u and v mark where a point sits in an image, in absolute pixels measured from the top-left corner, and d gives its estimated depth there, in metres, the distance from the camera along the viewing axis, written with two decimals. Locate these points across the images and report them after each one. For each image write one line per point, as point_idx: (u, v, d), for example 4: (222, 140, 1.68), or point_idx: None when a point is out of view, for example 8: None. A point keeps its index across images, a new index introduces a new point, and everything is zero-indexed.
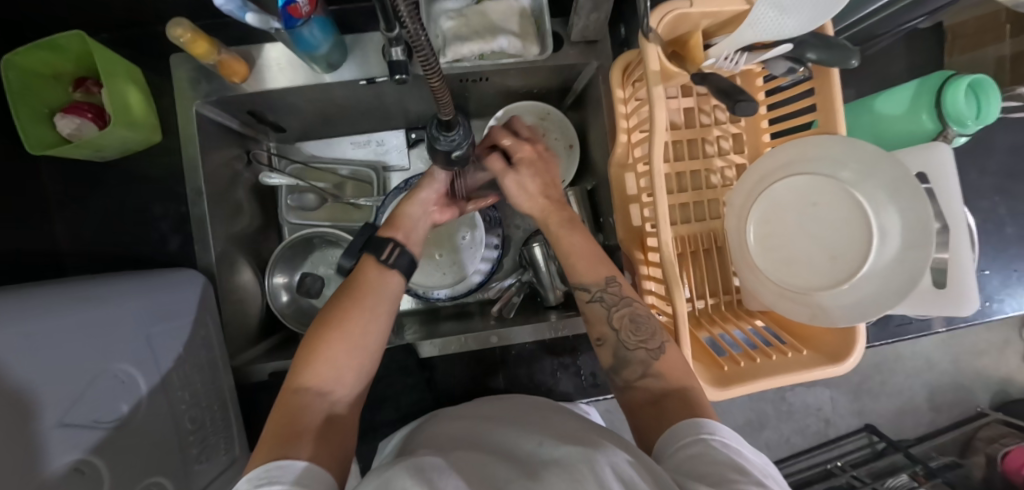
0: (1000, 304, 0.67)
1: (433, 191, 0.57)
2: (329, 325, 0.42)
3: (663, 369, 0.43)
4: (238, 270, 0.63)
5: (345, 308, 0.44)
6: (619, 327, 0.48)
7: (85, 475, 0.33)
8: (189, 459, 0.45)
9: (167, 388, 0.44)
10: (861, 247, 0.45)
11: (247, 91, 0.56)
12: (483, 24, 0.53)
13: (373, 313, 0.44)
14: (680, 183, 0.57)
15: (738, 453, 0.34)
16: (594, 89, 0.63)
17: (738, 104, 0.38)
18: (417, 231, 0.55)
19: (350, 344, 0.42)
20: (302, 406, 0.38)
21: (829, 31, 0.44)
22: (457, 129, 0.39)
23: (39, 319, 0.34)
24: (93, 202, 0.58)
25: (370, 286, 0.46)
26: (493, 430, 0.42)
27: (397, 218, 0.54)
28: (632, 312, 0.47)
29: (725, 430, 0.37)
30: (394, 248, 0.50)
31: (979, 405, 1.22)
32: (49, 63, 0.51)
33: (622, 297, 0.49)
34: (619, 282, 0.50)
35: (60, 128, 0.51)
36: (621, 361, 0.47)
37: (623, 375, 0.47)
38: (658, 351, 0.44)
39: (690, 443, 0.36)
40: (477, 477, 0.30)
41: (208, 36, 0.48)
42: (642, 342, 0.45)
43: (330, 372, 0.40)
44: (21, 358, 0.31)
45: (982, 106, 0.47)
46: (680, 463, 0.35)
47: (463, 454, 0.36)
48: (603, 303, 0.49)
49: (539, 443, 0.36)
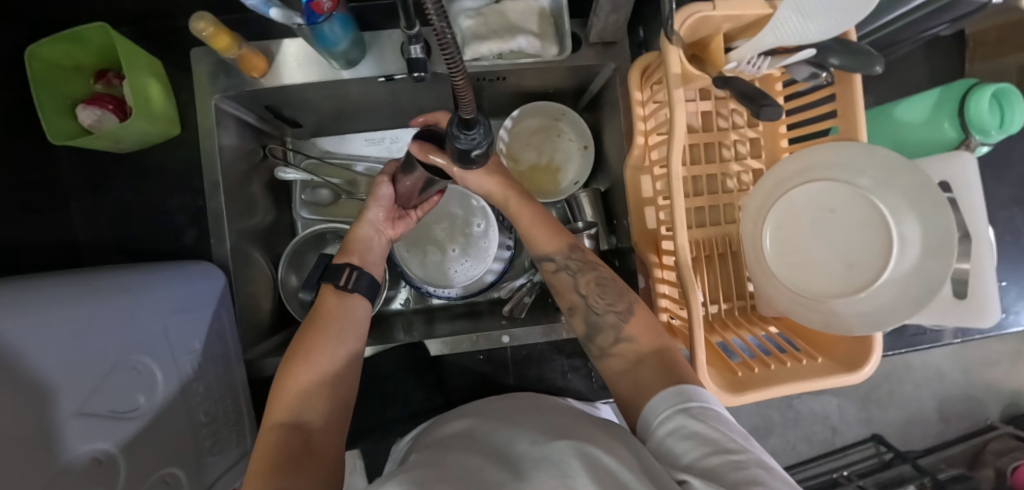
0: (1017, 316, 0.66)
1: (381, 209, 0.57)
2: (298, 355, 0.45)
3: (634, 333, 0.45)
4: (252, 264, 0.63)
5: (310, 338, 0.46)
6: (587, 292, 0.49)
7: (103, 464, 0.34)
8: (203, 451, 0.46)
9: (181, 381, 0.44)
10: (877, 255, 0.44)
11: (264, 86, 0.56)
12: (502, 24, 0.53)
13: (340, 339, 0.47)
14: (696, 187, 0.57)
15: (719, 417, 0.35)
16: (611, 91, 0.63)
17: (762, 108, 0.37)
18: (372, 251, 0.57)
19: (319, 371, 0.44)
20: (280, 436, 0.39)
21: (852, 37, 0.44)
22: (477, 128, 0.38)
23: (59, 307, 0.34)
24: (111, 193, 0.59)
25: (327, 313, 0.49)
26: (495, 428, 0.41)
27: (349, 241, 0.56)
28: (597, 277, 0.49)
29: (703, 393, 0.36)
30: (349, 271, 0.52)
31: (989, 417, 1.21)
32: (71, 55, 0.51)
33: (587, 263, 0.50)
34: (582, 249, 0.52)
35: (82, 119, 0.52)
36: (593, 326, 0.47)
37: (597, 342, 0.47)
38: (627, 312, 0.46)
39: (671, 415, 0.36)
40: (466, 479, 0.31)
41: (230, 31, 0.49)
42: (611, 304, 0.47)
43: (301, 400, 0.42)
44: (49, 344, 0.32)
45: (1006, 116, 0.47)
46: (665, 442, 0.35)
47: (458, 457, 0.35)
48: (569, 271, 0.51)
49: (531, 441, 0.36)
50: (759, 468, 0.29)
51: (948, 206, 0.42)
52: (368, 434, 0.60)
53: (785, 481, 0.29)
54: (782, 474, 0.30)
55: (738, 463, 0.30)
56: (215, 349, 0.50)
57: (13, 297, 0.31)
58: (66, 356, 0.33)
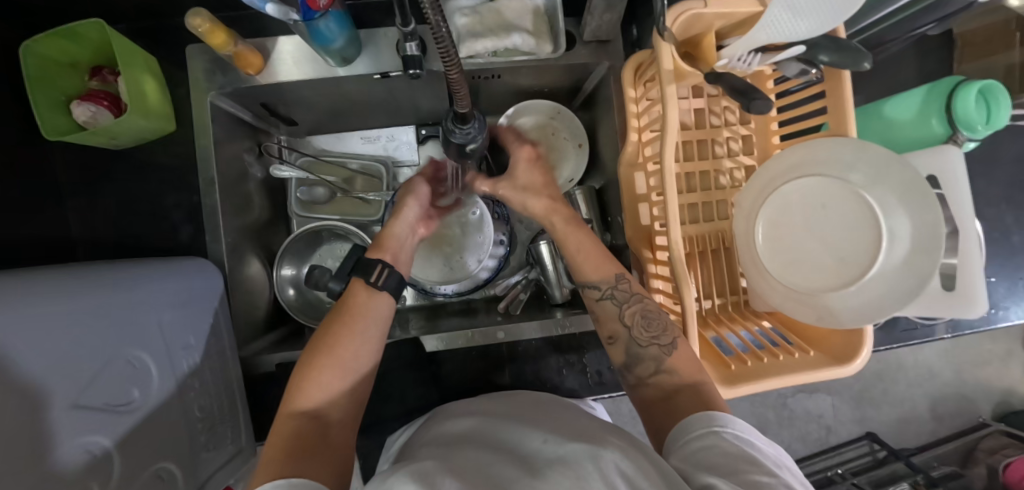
0: (1006, 311, 0.67)
1: (415, 207, 0.58)
2: (320, 349, 0.44)
3: (676, 365, 0.43)
4: (247, 262, 0.63)
5: (334, 332, 0.45)
6: (631, 323, 0.47)
7: (95, 457, 0.33)
8: (198, 447, 0.45)
9: (177, 375, 0.44)
10: (869, 251, 0.45)
11: (259, 83, 0.56)
12: (497, 22, 0.54)
13: (365, 337, 0.46)
14: (689, 183, 0.58)
15: (751, 445, 0.35)
16: (605, 89, 0.63)
17: (752, 102, 0.38)
18: (405, 250, 0.57)
19: (341, 365, 0.44)
20: (297, 427, 0.40)
21: (841, 35, 0.44)
22: (472, 122, 0.39)
23: (57, 299, 0.34)
24: (105, 189, 0.59)
25: (354, 307, 0.48)
26: (504, 426, 0.41)
27: (382, 238, 0.56)
28: (643, 309, 0.47)
29: (738, 421, 0.37)
30: (383, 269, 0.51)
31: (981, 415, 1.22)
32: (67, 51, 0.51)
33: (633, 294, 0.49)
34: (628, 278, 0.50)
35: (77, 115, 0.52)
36: (633, 358, 0.47)
37: (635, 371, 0.47)
38: (671, 347, 0.44)
39: (704, 432, 0.36)
40: (481, 477, 0.31)
41: (225, 27, 0.49)
42: (655, 338, 0.45)
43: (321, 395, 0.42)
44: (46, 334, 0.32)
45: (991, 113, 0.48)
46: (692, 455, 0.35)
47: (470, 452, 0.36)
48: (615, 300, 0.49)
49: (544, 440, 0.36)
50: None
51: (937, 200, 0.43)
52: (364, 431, 0.60)
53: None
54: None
55: (770, 487, 0.31)
56: (210, 344, 0.50)
57: (10, 288, 0.31)
58: (62, 348, 0.33)
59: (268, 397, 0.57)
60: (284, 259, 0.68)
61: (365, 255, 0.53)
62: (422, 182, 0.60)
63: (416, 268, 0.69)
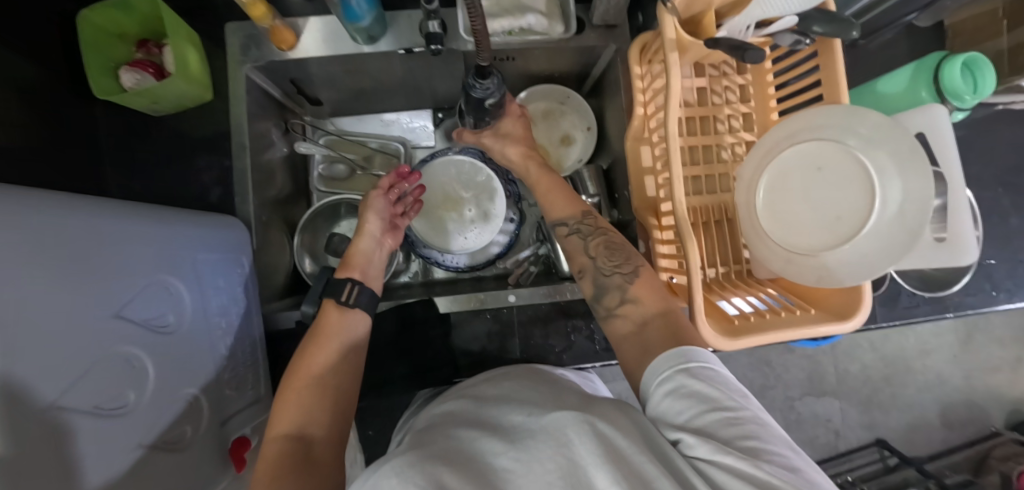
0: (1006, 293, 0.68)
1: (379, 222, 0.62)
2: (298, 373, 0.48)
3: (639, 294, 0.47)
4: (270, 227, 0.67)
5: (308, 353, 0.50)
6: (596, 255, 0.51)
7: (134, 367, 0.36)
8: (222, 383, 0.49)
9: (208, 310, 0.48)
10: (863, 207, 0.46)
11: (290, 58, 0.61)
12: (512, 4, 0.59)
13: (336, 354, 0.51)
14: (693, 157, 0.61)
15: (718, 377, 0.36)
16: (612, 72, 0.67)
17: (746, 52, 0.45)
18: (373, 264, 0.62)
19: (320, 383, 0.48)
20: (282, 447, 0.42)
21: (831, 8, 0.48)
22: (491, 78, 0.45)
23: (116, 220, 0.37)
24: (141, 152, 0.63)
25: (326, 329, 0.53)
26: (481, 404, 0.43)
27: (349, 256, 0.61)
28: (606, 241, 0.51)
29: (703, 355, 0.38)
30: (352, 287, 0.56)
31: (993, 424, 1.20)
32: (118, 22, 0.57)
33: (596, 229, 0.53)
34: (593, 215, 0.54)
35: (124, 81, 0.57)
36: (600, 289, 0.49)
37: (604, 302, 0.48)
38: (632, 274, 0.48)
39: (670, 375, 0.37)
40: (467, 461, 0.32)
41: (266, 1, 0.54)
42: (617, 266, 0.49)
43: (301, 416, 0.45)
44: (108, 245, 0.35)
45: (978, 82, 0.53)
46: (661, 402, 0.36)
47: (459, 430, 0.38)
48: (580, 234, 0.53)
49: (528, 413, 0.37)
50: (755, 425, 0.31)
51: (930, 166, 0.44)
52: (374, 389, 0.63)
53: (780, 440, 0.31)
54: (777, 432, 0.32)
55: (737, 424, 0.32)
56: (233, 291, 0.53)
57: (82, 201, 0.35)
58: (118, 261, 0.36)
59: (289, 351, 0.61)
60: (304, 231, 0.72)
61: (335, 275, 0.59)
62: (377, 193, 0.63)
63: (432, 238, 0.72)
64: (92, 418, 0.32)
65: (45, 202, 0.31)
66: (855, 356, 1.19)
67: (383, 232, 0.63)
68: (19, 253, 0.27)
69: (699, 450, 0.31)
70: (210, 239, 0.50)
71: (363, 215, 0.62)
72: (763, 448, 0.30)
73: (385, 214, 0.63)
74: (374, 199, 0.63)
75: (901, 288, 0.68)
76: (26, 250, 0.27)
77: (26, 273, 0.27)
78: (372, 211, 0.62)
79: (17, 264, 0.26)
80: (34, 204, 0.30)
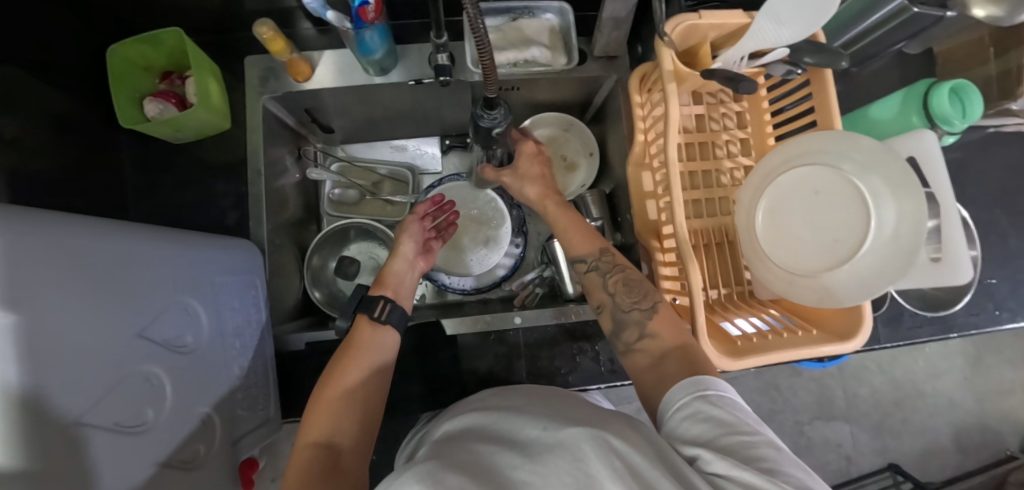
0: (1009, 312, 0.69)
1: (413, 245, 0.63)
2: (331, 383, 0.48)
3: (658, 330, 0.48)
4: (283, 250, 0.69)
5: (344, 364, 0.50)
6: (615, 291, 0.52)
7: (153, 385, 0.37)
8: (235, 404, 0.50)
9: (222, 330, 0.49)
10: (859, 230, 0.47)
11: (305, 89, 0.64)
12: (518, 37, 0.62)
13: (372, 366, 0.51)
14: (693, 182, 0.62)
15: (735, 405, 0.37)
16: (613, 100, 0.70)
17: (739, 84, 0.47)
18: (404, 284, 0.62)
19: (352, 395, 0.48)
20: (313, 457, 0.42)
21: (820, 39, 0.52)
22: (498, 108, 0.48)
23: (151, 243, 0.40)
24: (162, 178, 0.65)
25: (359, 342, 0.53)
26: (495, 419, 0.42)
27: (384, 276, 0.62)
28: (625, 277, 0.52)
29: (721, 383, 0.39)
30: (384, 304, 0.56)
31: (1009, 449, 1.17)
32: (146, 56, 0.61)
33: (616, 265, 0.54)
34: (611, 252, 0.55)
35: (148, 111, 0.60)
36: (620, 324, 0.50)
37: (622, 338, 0.50)
38: (650, 311, 0.49)
39: (688, 400, 0.38)
40: (485, 474, 0.32)
41: (285, 38, 0.57)
42: (636, 303, 0.50)
43: (335, 425, 0.45)
44: (138, 268, 0.37)
45: (966, 108, 0.55)
46: (680, 425, 0.37)
47: (471, 446, 0.37)
48: (599, 271, 0.54)
49: (542, 428, 0.37)
50: (771, 449, 0.33)
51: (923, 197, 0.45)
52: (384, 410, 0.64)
53: (796, 464, 0.32)
54: (792, 455, 0.33)
55: (754, 447, 0.33)
56: (247, 311, 0.55)
57: (117, 223, 0.38)
58: (146, 282, 0.38)
59: (298, 373, 0.62)
60: (316, 254, 0.74)
61: (370, 293, 0.59)
62: (414, 218, 0.65)
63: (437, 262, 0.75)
64: (114, 435, 0.33)
65: (79, 226, 0.32)
66: (864, 380, 1.18)
67: (418, 254, 0.64)
68: (51, 274, 0.28)
69: (718, 465, 0.32)
70: (224, 262, 0.51)
71: (400, 238, 0.64)
72: (778, 470, 0.31)
73: (418, 237, 0.65)
74: (410, 224, 0.65)
75: (903, 308, 0.69)
76: (61, 273, 0.29)
77: (58, 292, 0.28)
78: (407, 234, 0.64)
79: (52, 284, 0.28)
80: (70, 226, 0.32)
